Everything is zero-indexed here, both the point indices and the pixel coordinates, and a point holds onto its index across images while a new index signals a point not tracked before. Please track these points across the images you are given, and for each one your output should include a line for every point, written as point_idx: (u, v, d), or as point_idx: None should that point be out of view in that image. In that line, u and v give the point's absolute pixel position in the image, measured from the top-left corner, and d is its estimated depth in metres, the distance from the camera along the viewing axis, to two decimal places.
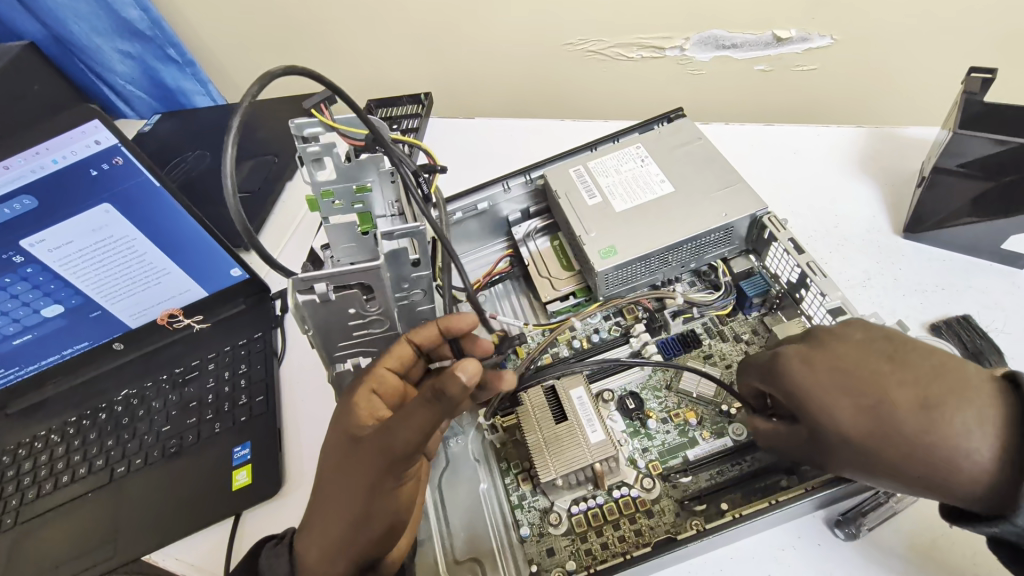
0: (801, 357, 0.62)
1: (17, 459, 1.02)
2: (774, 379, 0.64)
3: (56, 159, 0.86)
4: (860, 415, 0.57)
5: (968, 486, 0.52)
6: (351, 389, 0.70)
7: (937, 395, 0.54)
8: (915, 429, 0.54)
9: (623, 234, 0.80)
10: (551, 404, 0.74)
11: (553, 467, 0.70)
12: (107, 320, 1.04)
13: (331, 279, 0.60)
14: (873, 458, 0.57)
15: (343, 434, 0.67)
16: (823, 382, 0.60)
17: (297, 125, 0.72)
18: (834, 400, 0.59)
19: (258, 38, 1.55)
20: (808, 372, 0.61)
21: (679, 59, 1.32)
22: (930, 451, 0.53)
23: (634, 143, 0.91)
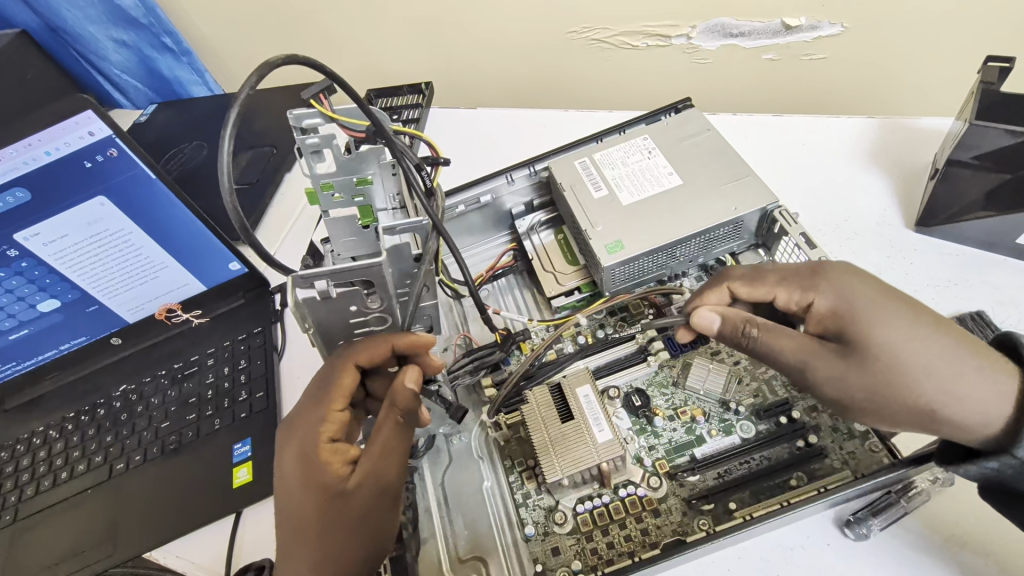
0: (852, 273, 0.64)
1: (15, 455, 1.01)
2: (816, 285, 0.64)
3: (49, 151, 0.83)
4: (912, 331, 0.59)
5: (981, 415, 0.57)
6: (306, 442, 0.66)
7: (969, 343, 0.60)
8: (955, 356, 0.58)
9: (630, 228, 0.78)
10: (557, 402, 0.72)
11: (559, 466, 0.68)
12: (105, 315, 1.03)
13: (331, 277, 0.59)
14: (911, 376, 0.58)
15: (316, 490, 0.66)
16: (881, 293, 0.61)
17: (295, 115, 0.70)
18: (889, 311, 0.60)
19: (255, 27, 1.52)
20: (861, 283, 0.62)
21: (685, 48, 1.29)
22: (963, 377, 0.57)
23: (641, 134, 0.89)
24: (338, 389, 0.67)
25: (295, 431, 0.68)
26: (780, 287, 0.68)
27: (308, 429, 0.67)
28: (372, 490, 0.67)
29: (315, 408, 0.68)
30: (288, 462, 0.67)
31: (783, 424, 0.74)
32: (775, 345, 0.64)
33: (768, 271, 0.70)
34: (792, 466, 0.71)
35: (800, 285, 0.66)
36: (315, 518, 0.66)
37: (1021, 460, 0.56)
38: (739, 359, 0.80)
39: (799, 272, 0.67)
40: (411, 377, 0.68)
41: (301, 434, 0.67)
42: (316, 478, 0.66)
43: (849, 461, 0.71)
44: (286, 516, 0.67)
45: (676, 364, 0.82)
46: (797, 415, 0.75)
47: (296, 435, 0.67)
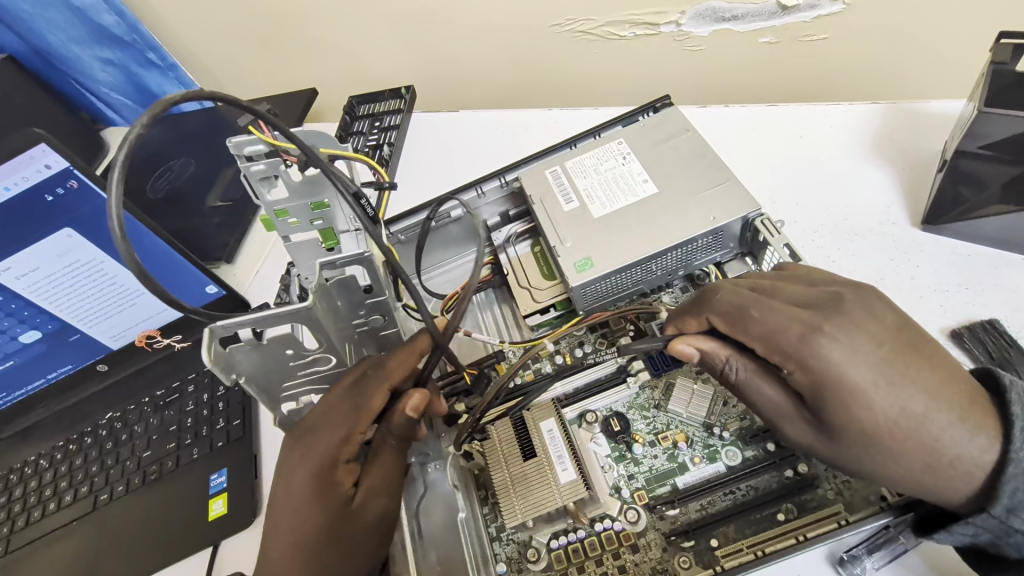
0: (841, 331, 0.55)
1: (9, 485, 1.02)
2: (801, 355, 0.55)
3: (8, 187, 0.82)
4: (901, 410, 0.52)
5: (960, 489, 0.52)
6: (325, 459, 0.62)
7: (967, 398, 0.53)
8: (944, 430, 0.51)
9: (601, 243, 0.73)
10: (520, 439, 0.71)
11: (519, 510, 0.66)
12: (87, 344, 1.03)
13: (256, 323, 0.54)
14: (891, 456, 0.53)
15: (326, 508, 0.62)
16: (869, 364, 0.53)
17: (236, 144, 0.66)
18: (877, 391, 0.52)
19: (236, 38, 1.50)
20: (850, 352, 0.53)
21: (675, 36, 1.21)
22: (949, 453, 0.51)
23: (615, 138, 0.83)
24: (368, 409, 0.63)
25: (309, 445, 0.62)
26: (760, 338, 0.59)
27: (323, 445, 0.62)
28: (376, 512, 0.66)
29: (336, 424, 0.63)
30: (300, 476, 0.61)
31: (771, 450, 0.69)
32: (759, 392, 0.61)
33: (751, 316, 0.60)
34: (780, 498, 0.66)
35: (778, 342, 0.57)
36: (318, 537, 0.62)
37: (1000, 522, 0.50)
38: None
39: (784, 329, 0.57)
40: (415, 405, 0.65)
41: (316, 451, 0.62)
42: (330, 496, 0.62)
43: (843, 491, 0.65)
44: (281, 533, 0.61)
45: (659, 385, 0.76)
46: None
47: (310, 450, 0.62)
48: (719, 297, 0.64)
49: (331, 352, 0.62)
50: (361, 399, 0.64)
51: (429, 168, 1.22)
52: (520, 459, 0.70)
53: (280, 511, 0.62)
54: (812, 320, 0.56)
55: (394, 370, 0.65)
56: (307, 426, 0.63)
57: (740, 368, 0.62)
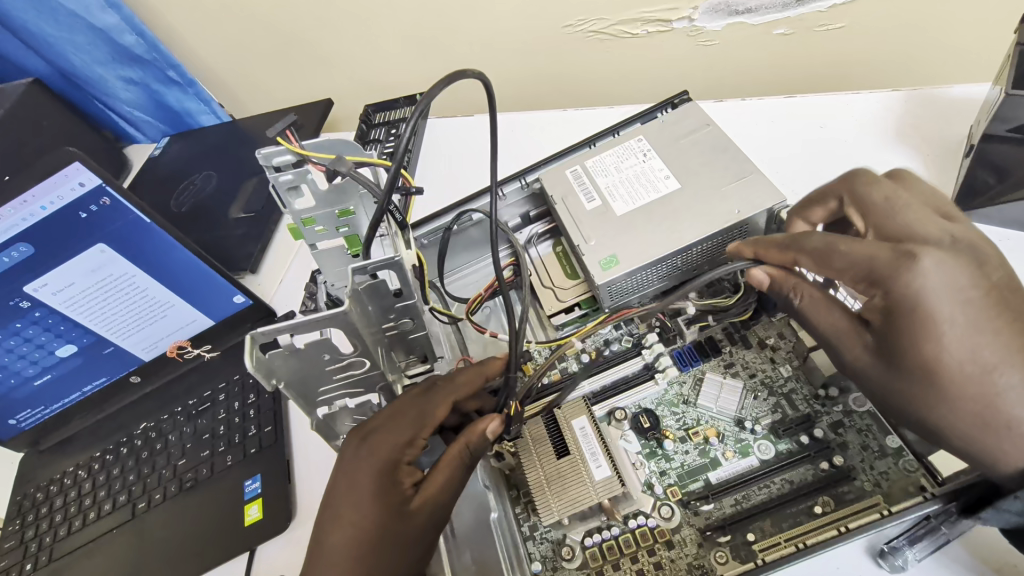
0: (938, 264, 0.57)
1: (49, 496, 1.05)
2: (887, 277, 0.59)
3: (44, 206, 0.84)
4: (972, 358, 0.56)
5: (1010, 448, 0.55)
6: (390, 459, 0.64)
7: None
8: (1008, 389, 0.55)
9: (625, 241, 0.73)
10: (552, 436, 0.71)
11: (555, 507, 0.66)
12: (121, 355, 1.06)
13: (294, 329, 0.56)
14: (951, 393, 0.57)
15: (382, 507, 0.64)
16: (952, 305, 0.57)
17: (264, 155, 0.68)
18: (951, 331, 0.56)
19: (252, 52, 1.52)
20: (938, 290, 0.57)
21: (688, 31, 1.21)
22: (1007, 413, 0.55)
23: (635, 135, 0.83)
24: (434, 416, 0.66)
25: (374, 443, 0.65)
26: (846, 269, 0.61)
27: (388, 444, 0.65)
28: (428, 520, 0.65)
29: (401, 425, 0.65)
30: (362, 473, 0.64)
31: (805, 444, 0.69)
32: (820, 316, 0.65)
33: (841, 248, 0.61)
34: (817, 491, 0.65)
35: (875, 266, 0.59)
36: (371, 534, 0.63)
37: None
38: (755, 371, 0.75)
39: (880, 255, 0.59)
40: (492, 427, 0.66)
41: (381, 450, 0.65)
42: (388, 495, 0.64)
43: (881, 482, 0.65)
44: (338, 528, 0.64)
45: (687, 380, 0.76)
46: (820, 433, 0.69)
47: (374, 448, 0.65)
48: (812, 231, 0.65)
49: (367, 356, 0.63)
50: (423, 406, 0.66)
51: (446, 173, 1.23)
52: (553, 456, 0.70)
53: (339, 506, 0.64)
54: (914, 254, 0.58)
55: (463, 385, 0.69)
56: (375, 424, 0.66)
57: (806, 294, 0.66)
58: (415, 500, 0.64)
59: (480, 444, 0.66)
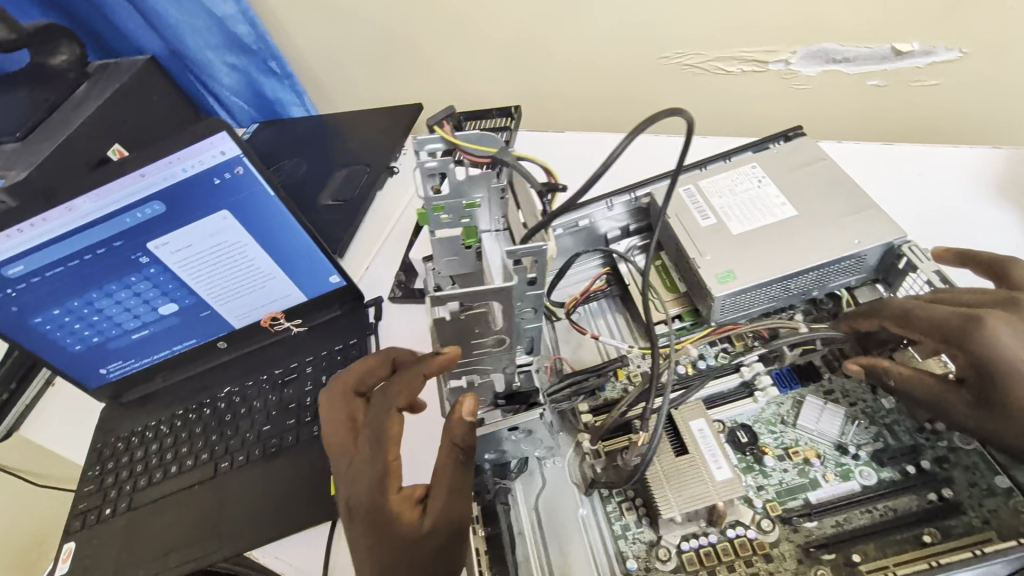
0: (1004, 317, 0.61)
1: (130, 447, 1.09)
2: (963, 337, 0.62)
3: (185, 168, 0.90)
4: None
5: None
6: (380, 470, 0.67)
7: None
8: None
9: (742, 258, 0.76)
10: (669, 434, 0.73)
11: (676, 502, 0.67)
12: (215, 320, 1.11)
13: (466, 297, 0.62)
14: None
15: (394, 529, 0.67)
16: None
17: (420, 140, 0.73)
18: None
19: (354, 53, 1.62)
20: (1016, 338, 0.60)
21: (783, 74, 1.26)
22: None
23: (749, 163, 0.86)
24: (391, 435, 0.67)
25: (359, 459, 0.68)
26: (927, 335, 0.66)
27: (368, 458, 0.68)
28: (446, 528, 0.67)
29: (373, 454, 0.67)
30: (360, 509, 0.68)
31: (910, 474, 0.70)
32: (920, 384, 0.66)
33: (916, 314, 0.67)
34: (922, 521, 0.66)
35: (949, 332, 0.63)
36: (395, 554, 0.67)
37: None
38: (856, 400, 0.77)
39: (949, 320, 0.64)
40: (467, 409, 0.65)
41: (364, 463, 0.68)
42: (383, 503, 0.67)
43: (991, 519, 0.65)
44: (358, 538, 0.68)
45: (786, 402, 0.79)
46: (928, 464, 0.70)
47: (359, 465, 0.68)
48: (890, 303, 0.71)
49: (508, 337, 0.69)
50: (376, 429, 0.67)
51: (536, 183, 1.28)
52: (671, 454, 0.71)
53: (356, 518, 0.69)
54: (978, 313, 0.62)
55: (409, 391, 0.68)
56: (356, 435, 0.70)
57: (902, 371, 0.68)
58: (411, 501, 0.66)
59: (464, 434, 0.65)
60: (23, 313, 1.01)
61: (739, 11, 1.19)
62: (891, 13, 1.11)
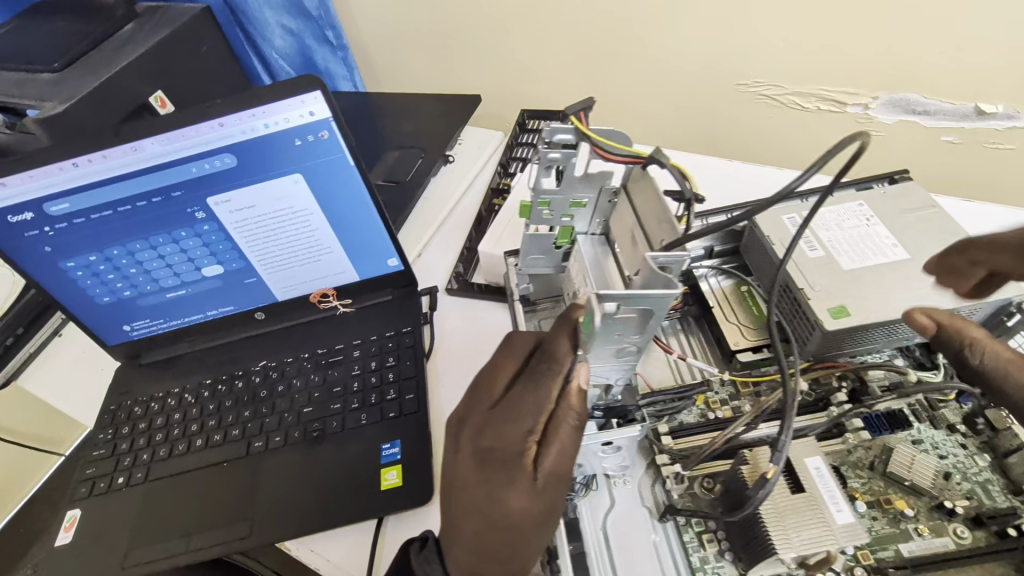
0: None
1: (149, 413, 1.01)
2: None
3: (268, 124, 0.83)
4: None
5: None
6: (485, 418, 0.62)
7: None
8: None
9: (855, 295, 0.74)
10: (784, 471, 0.69)
11: (794, 543, 0.63)
12: (259, 289, 1.04)
13: (624, 300, 0.55)
14: None
15: (493, 475, 0.60)
16: None
17: (550, 128, 0.69)
18: None
19: (418, 34, 1.57)
20: None
21: (859, 117, 1.29)
22: None
23: (855, 200, 0.86)
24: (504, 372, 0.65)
25: (492, 428, 0.61)
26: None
27: (503, 429, 0.61)
28: (546, 488, 0.60)
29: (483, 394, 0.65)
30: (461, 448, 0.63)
31: (1011, 536, 0.67)
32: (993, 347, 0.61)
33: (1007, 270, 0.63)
34: None
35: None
36: (488, 505, 0.60)
37: None
38: (947, 454, 0.75)
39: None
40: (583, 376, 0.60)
41: (497, 434, 0.61)
42: (506, 479, 0.60)
43: None
44: (466, 518, 0.62)
45: (874, 447, 0.76)
46: None
47: (491, 435, 0.61)
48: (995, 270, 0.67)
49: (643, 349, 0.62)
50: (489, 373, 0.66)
51: None
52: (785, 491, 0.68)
53: (469, 491, 0.61)
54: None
55: (564, 358, 0.59)
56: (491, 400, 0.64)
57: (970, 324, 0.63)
58: (539, 481, 0.59)
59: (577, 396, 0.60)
60: (55, 255, 0.92)
61: (831, 49, 1.20)
62: (981, 73, 1.13)
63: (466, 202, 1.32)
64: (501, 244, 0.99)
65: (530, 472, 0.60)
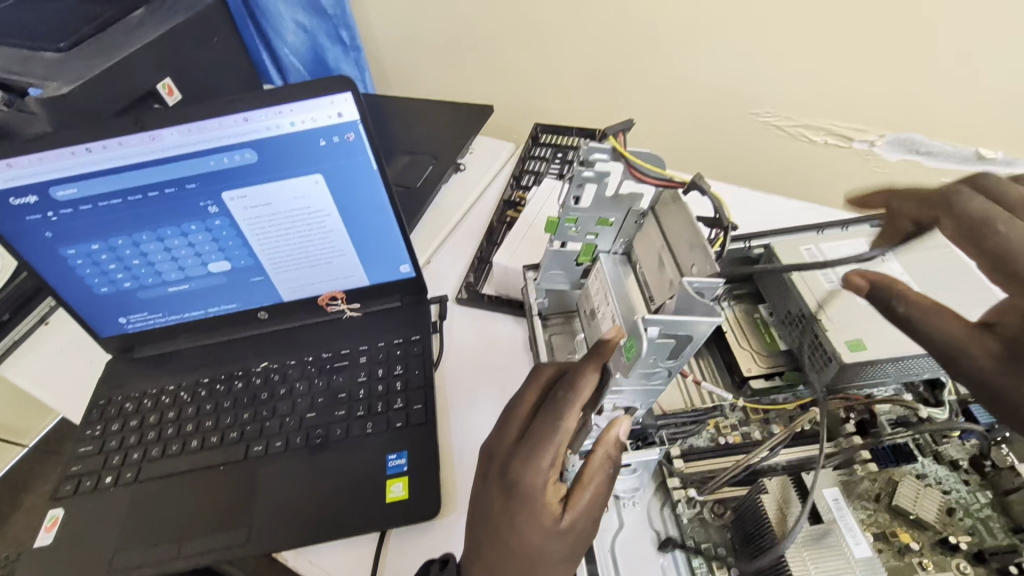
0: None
1: (141, 409, 0.97)
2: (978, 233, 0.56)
3: (294, 122, 0.82)
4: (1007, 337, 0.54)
5: None
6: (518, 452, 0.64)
7: None
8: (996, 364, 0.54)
9: (872, 329, 0.77)
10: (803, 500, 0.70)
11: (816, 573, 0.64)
12: (266, 288, 1.01)
13: (665, 324, 0.55)
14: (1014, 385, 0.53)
15: (524, 511, 0.62)
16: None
17: (587, 148, 0.68)
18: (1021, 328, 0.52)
19: (433, 40, 1.57)
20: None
21: (865, 153, 1.30)
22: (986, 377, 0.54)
23: (869, 234, 0.89)
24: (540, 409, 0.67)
25: (519, 462, 0.62)
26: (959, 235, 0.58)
27: (530, 464, 0.62)
28: (574, 530, 0.63)
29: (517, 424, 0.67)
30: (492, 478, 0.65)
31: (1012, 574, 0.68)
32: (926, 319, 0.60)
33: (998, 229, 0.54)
34: None
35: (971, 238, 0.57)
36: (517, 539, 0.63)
37: None
38: (950, 490, 0.76)
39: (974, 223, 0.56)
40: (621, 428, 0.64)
41: (521, 469, 0.62)
42: (528, 514, 0.62)
43: None
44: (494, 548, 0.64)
45: (880, 479, 0.77)
46: None
47: (518, 469, 0.62)
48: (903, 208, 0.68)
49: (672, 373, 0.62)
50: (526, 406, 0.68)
51: None
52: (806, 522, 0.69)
53: (494, 520, 0.64)
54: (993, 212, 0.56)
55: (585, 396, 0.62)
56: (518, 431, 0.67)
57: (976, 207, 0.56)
58: (566, 523, 0.63)
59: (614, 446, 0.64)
60: (56, 241, 0.88)
61: (842, 86, 1.23)
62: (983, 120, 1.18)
63: (476, 211, 1.31)
64: (517, 257, 1.00)
65: (558, 512, 0.63)
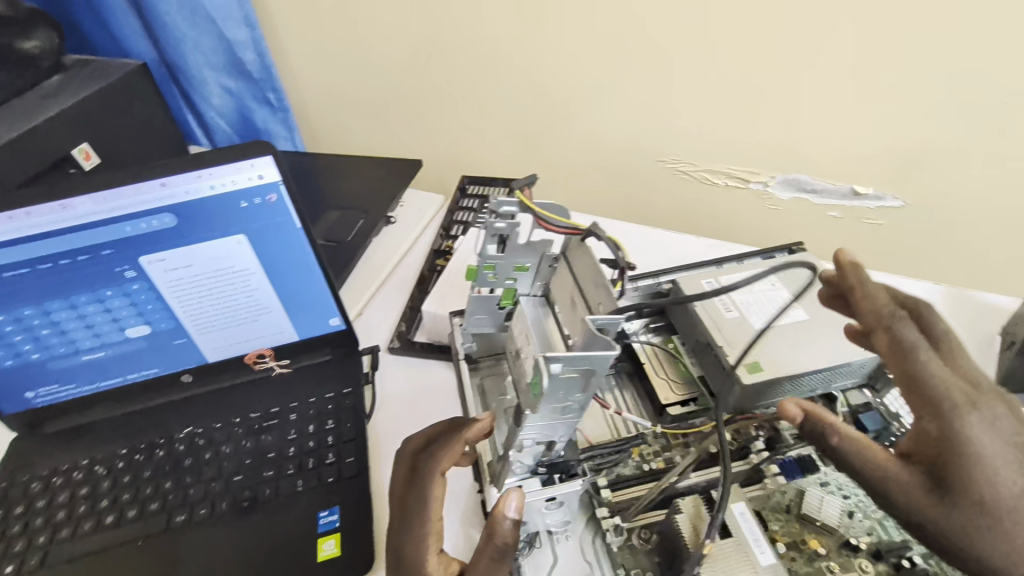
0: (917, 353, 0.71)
1: (49, 488, 0.90)
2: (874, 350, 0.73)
3: (214, 185, 0.84)
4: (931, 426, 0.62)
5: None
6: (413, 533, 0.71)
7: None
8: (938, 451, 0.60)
9: (767, 352, 0.86)
10: (713, 518, 0.74)
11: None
12: (188, 350, 0.99)
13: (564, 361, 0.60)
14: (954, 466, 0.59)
15: None
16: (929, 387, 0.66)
17: (497, 200, 0.76)
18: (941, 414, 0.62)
19: (360, 100, 1.63)
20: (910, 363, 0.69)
21: (761, 193, 1.49)
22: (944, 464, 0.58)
23: (761, 266, 0.99)
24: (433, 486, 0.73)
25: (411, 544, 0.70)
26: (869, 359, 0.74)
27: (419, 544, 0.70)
28: None
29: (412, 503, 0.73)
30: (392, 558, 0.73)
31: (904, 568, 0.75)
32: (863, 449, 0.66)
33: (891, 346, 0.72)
34: None
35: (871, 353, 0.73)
36: None
37: None
38: (851, 494, 0.83)
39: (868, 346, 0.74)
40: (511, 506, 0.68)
41: (412, 550, 0.70)
42: None
43: None
44: None
45: (790, 490, 0.83)
46: (918, 559, 0.76)
47: (411, 550, 0.70)
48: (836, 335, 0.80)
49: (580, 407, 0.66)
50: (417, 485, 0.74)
51: None
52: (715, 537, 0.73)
53: None
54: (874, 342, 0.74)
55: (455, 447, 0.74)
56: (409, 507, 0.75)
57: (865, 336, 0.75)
58: None
59: (504, 531, 0.68)
60: None
61: (734, 135, 1.39)
62: (851, 160, 1.36)
63: (408, 261, 1.35)
64: (446, 305, 1.03)
65: None
